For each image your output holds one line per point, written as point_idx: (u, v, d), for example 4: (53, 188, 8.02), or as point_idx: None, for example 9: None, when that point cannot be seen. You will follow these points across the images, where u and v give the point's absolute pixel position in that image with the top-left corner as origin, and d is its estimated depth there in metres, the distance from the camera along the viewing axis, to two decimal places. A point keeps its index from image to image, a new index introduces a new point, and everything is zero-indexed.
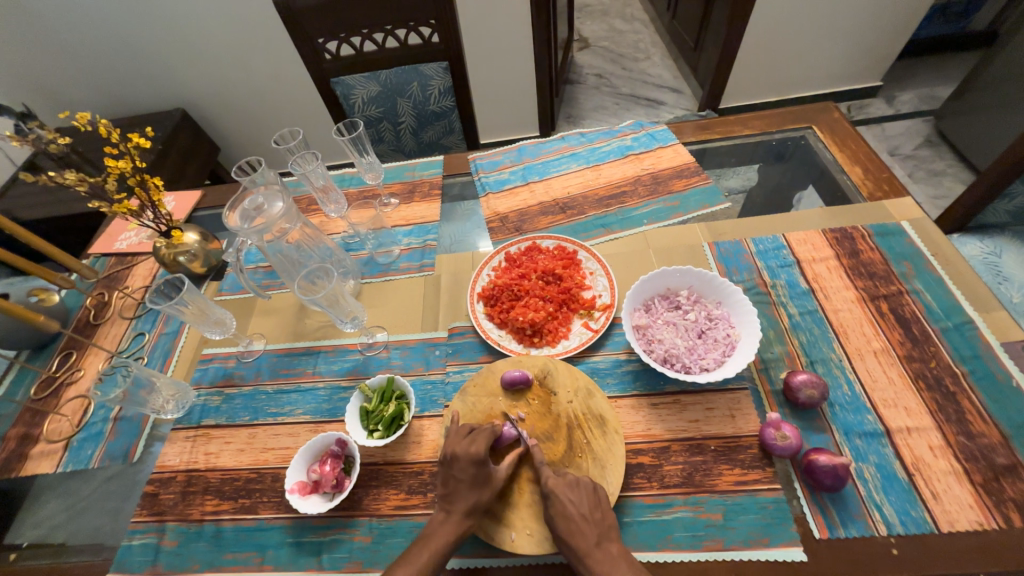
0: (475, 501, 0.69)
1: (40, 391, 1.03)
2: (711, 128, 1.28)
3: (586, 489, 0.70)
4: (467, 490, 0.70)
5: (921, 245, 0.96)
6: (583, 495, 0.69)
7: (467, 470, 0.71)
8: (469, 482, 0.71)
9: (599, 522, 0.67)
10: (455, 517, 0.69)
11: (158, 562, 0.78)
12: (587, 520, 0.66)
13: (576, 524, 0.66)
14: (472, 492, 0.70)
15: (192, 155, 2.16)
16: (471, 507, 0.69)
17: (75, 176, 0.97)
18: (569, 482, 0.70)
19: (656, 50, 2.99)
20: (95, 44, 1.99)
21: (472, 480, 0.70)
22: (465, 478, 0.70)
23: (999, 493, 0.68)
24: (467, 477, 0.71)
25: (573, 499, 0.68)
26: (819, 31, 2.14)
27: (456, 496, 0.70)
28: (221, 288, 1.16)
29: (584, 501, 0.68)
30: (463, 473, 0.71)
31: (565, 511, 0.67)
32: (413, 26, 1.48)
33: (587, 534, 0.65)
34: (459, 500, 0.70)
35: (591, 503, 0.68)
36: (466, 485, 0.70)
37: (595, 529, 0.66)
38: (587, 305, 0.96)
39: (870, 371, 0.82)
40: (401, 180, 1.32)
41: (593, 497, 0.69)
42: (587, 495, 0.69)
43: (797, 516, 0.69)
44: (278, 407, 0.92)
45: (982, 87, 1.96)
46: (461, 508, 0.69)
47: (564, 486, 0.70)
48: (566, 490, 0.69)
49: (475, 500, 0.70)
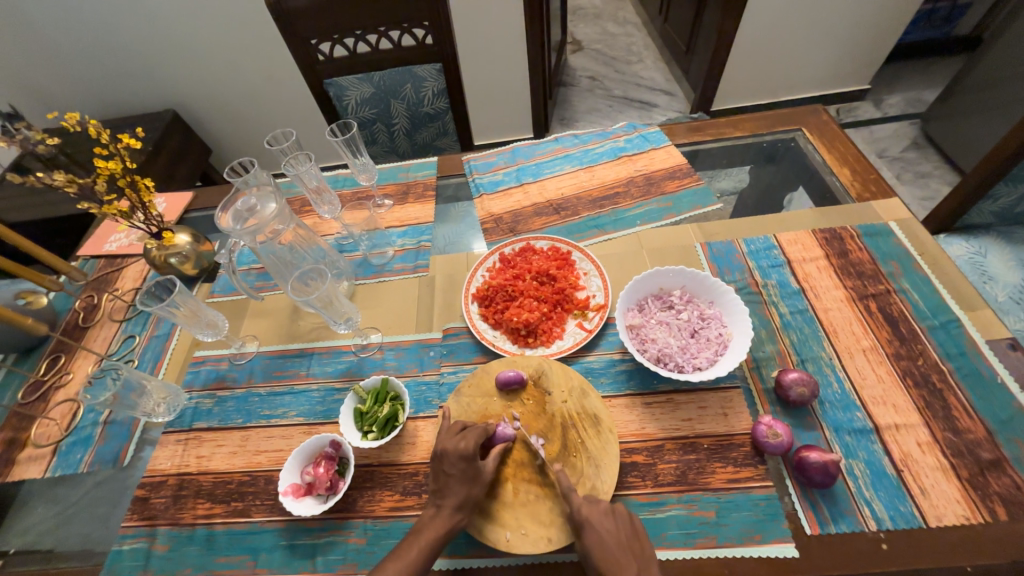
0: (465, 496, 0.70)
1: (28, 395, 1.01)
2: (703, 130, 1.29)
3: (623, 518, 0.67)
4: (458, 485, 0.70)
5: (909, 245, 0.97)
6: (621, 525, 0.66)
7: (457, 465, 0.71)
8: (460, 477, 0.71)
9: (638, 554, 0.64)
10: (445, 512, 0.69)
11: (149, 567, 0.77)
12: (626, 550, 0.64)
13: (616, 555, 0.63)
14: (462, 487, 0.70)
15: (183, 156, 2.14)
16: (461, 501, 0.69)
17: (64, 177, 0.96)
18: (605, 510, 0.68)
19: (648, 53, 3.02)
20: (84, 45, 1.97)
21: (462, 475, 0.70)
22: (456, 474, 0.70)
23: (985, 487, 0.69)
24: (457, 472, 0.71)
25: (611, 529, 0.66)
26: (808, 34, 2.18)
27: (446, 491, 0.70)
28: (213, 290, 1.15)
29: (623, 532, 0.66)
30: (453, 468, 0.71)
31: (603, 542, 0.64)
32: (407, 28, 1.49)
33: (629, 566, 0.62)
34: (449, 494, 0.70)
35: (631, 536, 0.66)
36: (456, 480, 0.70)
37: (635, 560, 0.63)
38: (581, 305, 0.96)
39: (859, 369, 0.83)
40: (395, 182, 1.32)
41: (631, 529, 0.67)
42: (624, 526, 0.66)
43: (788, 512, 0.70)
44: (272, 409, 0.92)
45: (967, 91, 2.00)
46: (451, 502, 0.69)
47: (600, 514, 0.67)
48: (603, 519, 0.67)
49: (464, 495, 0.70)
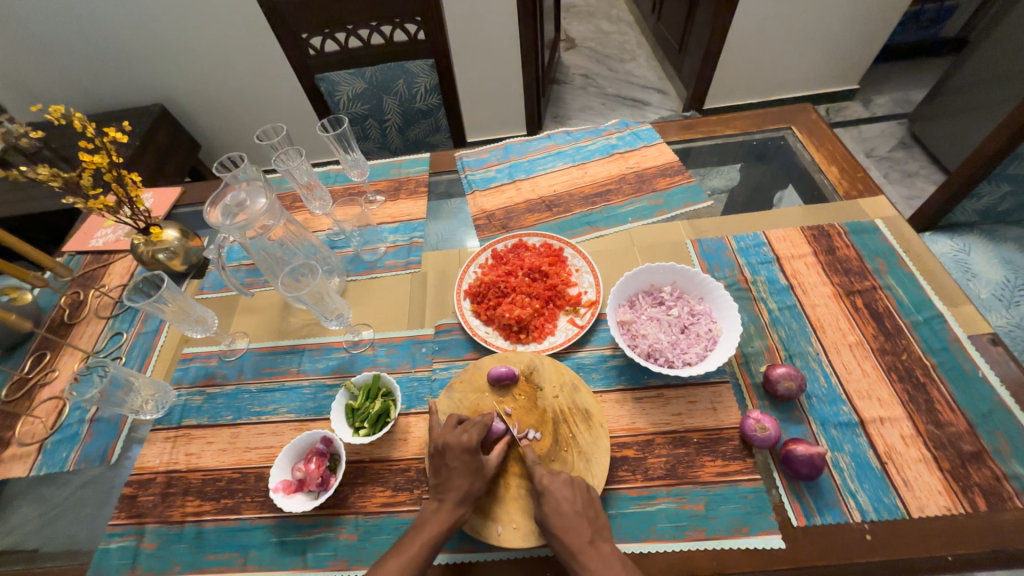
0: (468, 489, 0.70)
1: (12, 392, 0.99)
2: (694, 127, 1.30)
3: (580, 487, 0.70)
4: (459, 478, 0.70)
5: (894, 242, 0.99)
6: (577, 493, 0.69)
7: (460, 458, 0.71)
8: (462, 470, 0.71)
9: (593, 520, 0.67)
10: (446, 506, 0.69)
11: (138, 565, 0.77)
12: (581, 516, 0.66)
13: (569, 521, 0.65)
14: (464, 481, 0.70)
15: (172, 151, 2.11)
16: (463, 496, 0.69)
17: (49, 171, 0.95)
18: (564, 480, 0.70)
19: (641, 51, 3.03)
20: (69, 37, 1.93)
21: (464, 468, 0.71)
22: (458, 467, 0.71)
23: (966, 478, 0.71)
24: (460, 464, 0.71)
25: (568, 497, 0.68)
26: (800, 34, 2.19)
27: (448, 484, 0.70)
28: (202, 286, 1.14)
29: (579, 498, 0.68)
30: (456, 461, 0.71)
31: (559, 508, 0.67)
32: (398, 23, 1.48)
33: (582, 532, 0.65)
34: (451, 488, 0.70)
35: (587, 504, 0.68)
36: (459, 473, 0.70)
37: (589, 526, 0.66)
38: (573, 301, 0.97)
39: (845, 363, 0.84)
40: (387, 178, 1.31)
41: (587, 496, 0.69)
42: (580, 493, 0.69)
43: (776, 504, 0.71)
44: (262, 406, 0.91)
45: (952, 92, 2.04)
46: (453, 497, 0.69)
47: (559, 483, 0.69)
48: (562, 488, 0.69)
49: (466, 489, 0.70)
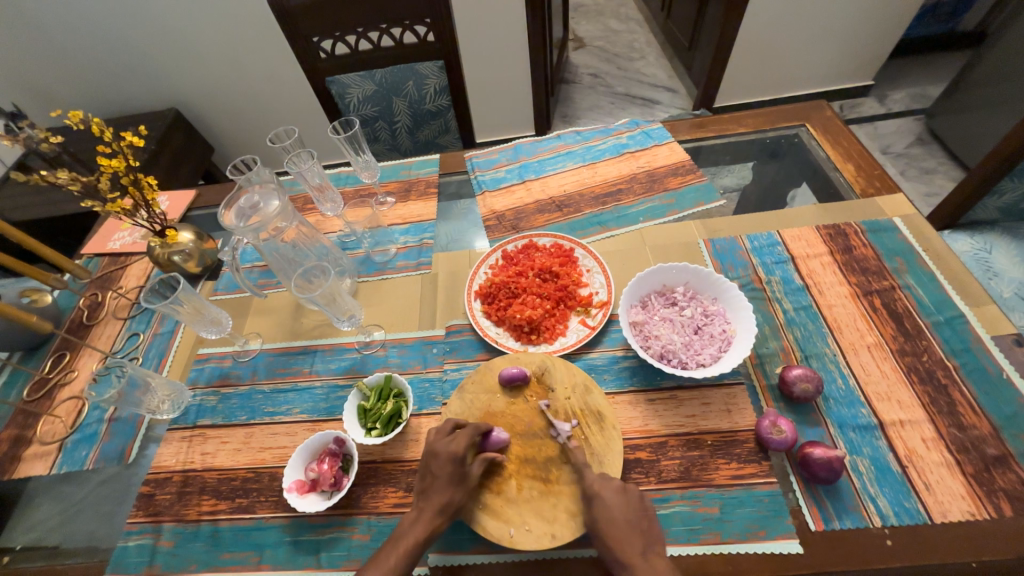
0: (448, 500, 0.70)
1: (33, 392, 1.02)
2: (706, 126, 1.29)
3: (634, 495, 0.69)
4: (442, 487, 0.70)
5: (913, 241, 0.97)
6: (630, 501, 0.68)
7: (444, 467, 0.71)
8: (445, 480, 0.70)
9: (644, 530, 0.66)
10: (426, 515, 0.69)
11: (155, 562, 0.78)
12: (633, 527, 0.66)
13: (621, 532, 0.65)
14: (446, 490, 0.70)
15: (186, 154, 2.14)
16: (443, 506, 0.69)
17: (69, 176, 0.97)
18: (615, 487, 0.69)
19: (650, 50, 3.01)
20: (86, 43, 1.97)
21: (448, 477, 0.70)
22: (441, 475, 0.70)
23: (990, 483, 0.69)
24: (445, 474, 0.70)
25: (619, 505, 0.67)
26: (813, 29, 2.16)
27: (430, 493, 0.70)
28: (216, 288, 1.15)
29: (632, 508, 0.67)
30: (441, 470, 0.71)
31: (611, 517, 0.66)
32: (408, 25, 1.48)
33: (633, 542, 0.65)
34: (432, 497, 0.70)
35: (641, 512, 0.67)
36: (442, 483, 0.70)
37: (641, 536, 0.65)
38: (584, 301, 0.96)
39: (863, 365, 0.83)
40: (397, 179, 1.32)
41: (640, 505, 0.68)
42: (633, 504, 0.68)
43: (793, 508, 0.70)
44: (276, 406, 0.92)
45: (971, 86, 1.99)
46: (433, 506, 0.69)
47: (609, 491, 0.69)
48: (613, 495, 0.68)
49: (447, 499, 0.70)
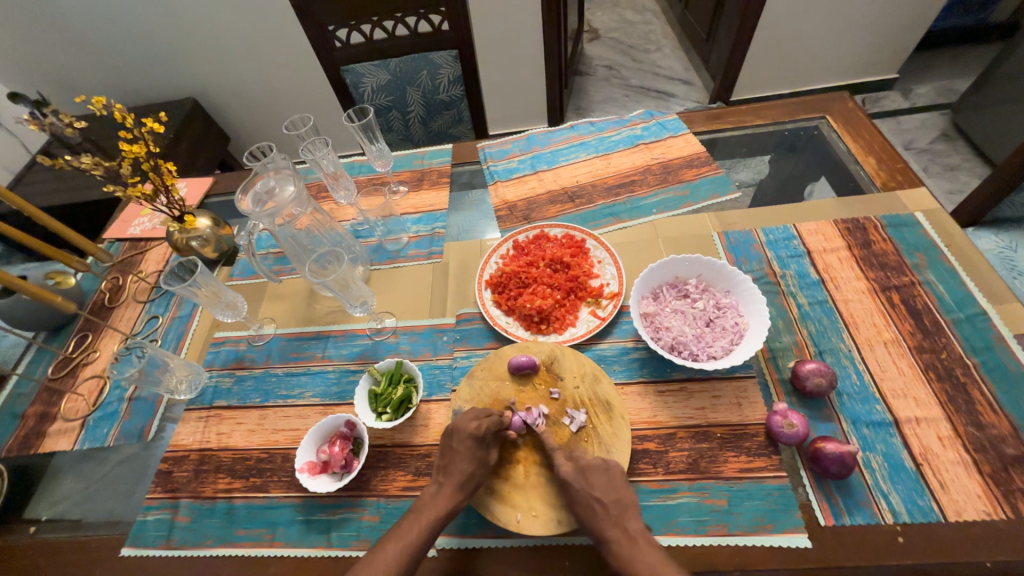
0: (467, 476, 0.70)
1: (58, 370, 1.05)
2: (722, 117, 1.27)
3: (604, 470, 0.70)
4: (463, 462, 0.71)
5: (936, 236, 0.95)
6: (601, 476, 0.69)
7: (466, 443, 0.72)
8: (466, 455, 0.71)
9: (617, 503, 0.67)
10: (447, 490, 0.70)
11: (172, 536, 0.80)
12: (604, 501, 0.67)
13: (594, 506, 0.66)
14: (467, 466, 0.71)
15: (203, 142, 2.17)
16: (463, 481, 0.70)
17: (91, 160, 0.99)
18: (589, 464, 0.71)
19: (667, 42, 2.96)
20: (109, 33, 2.00)
21: (468, 454, 0.71)
22: (462, 451, 0.71)
23: (1008, 483, 0.67)
24: (464, 449, 0.72)
25: (591, 480, 0.69)
26: (836, 21, 2.10)
27: (451, 468, 0.71)
28: (232, 273, 1.18)
29: (604, 482, 0.69)
30: (461, 445, 0.72)
31: (584, 493, 0.67)
32: (423, 14, 1.48)
33: (606, 514, 0.66)
34: (452, 473, 0.71)
35: (612, 487, 0.69)
36: (462, 458, 0.71)
37: (613, 508, 0.66)
38: (594, 293, 0.96)
39: (879, 361, 0.81)
40: (409, 169, 1.32)
41: (613, 479, 0.70)
42: (604, 477, 0.69)
43: (802, 503, 0.70)
44: (288, 389, 0.94)
45: (1001, 80, 1.92)
46: (453, 481, 0.70)
47: (582, 468, 0.70)
48: (584, 473, 0.69)
49: (467, 475, 0.70)
